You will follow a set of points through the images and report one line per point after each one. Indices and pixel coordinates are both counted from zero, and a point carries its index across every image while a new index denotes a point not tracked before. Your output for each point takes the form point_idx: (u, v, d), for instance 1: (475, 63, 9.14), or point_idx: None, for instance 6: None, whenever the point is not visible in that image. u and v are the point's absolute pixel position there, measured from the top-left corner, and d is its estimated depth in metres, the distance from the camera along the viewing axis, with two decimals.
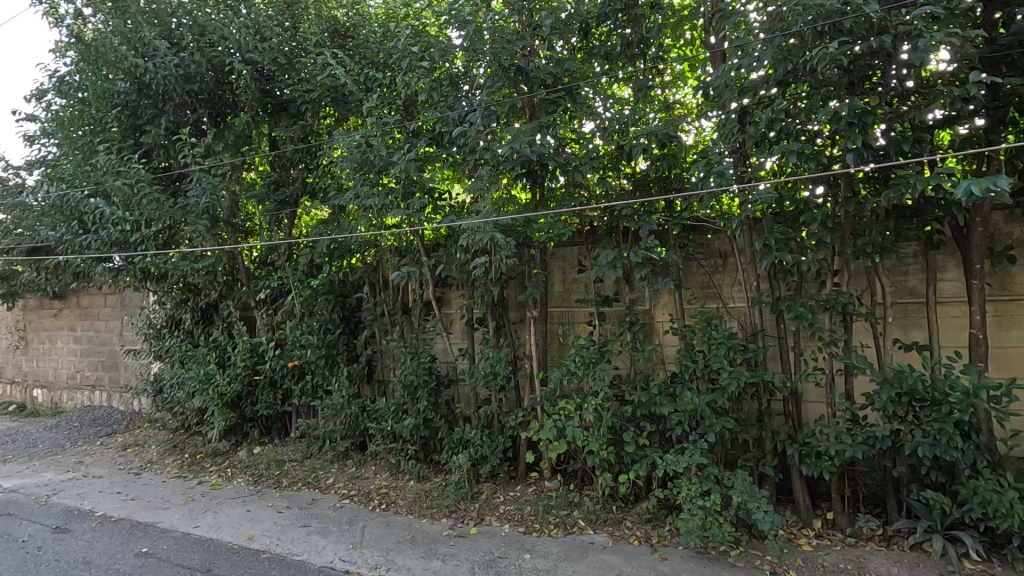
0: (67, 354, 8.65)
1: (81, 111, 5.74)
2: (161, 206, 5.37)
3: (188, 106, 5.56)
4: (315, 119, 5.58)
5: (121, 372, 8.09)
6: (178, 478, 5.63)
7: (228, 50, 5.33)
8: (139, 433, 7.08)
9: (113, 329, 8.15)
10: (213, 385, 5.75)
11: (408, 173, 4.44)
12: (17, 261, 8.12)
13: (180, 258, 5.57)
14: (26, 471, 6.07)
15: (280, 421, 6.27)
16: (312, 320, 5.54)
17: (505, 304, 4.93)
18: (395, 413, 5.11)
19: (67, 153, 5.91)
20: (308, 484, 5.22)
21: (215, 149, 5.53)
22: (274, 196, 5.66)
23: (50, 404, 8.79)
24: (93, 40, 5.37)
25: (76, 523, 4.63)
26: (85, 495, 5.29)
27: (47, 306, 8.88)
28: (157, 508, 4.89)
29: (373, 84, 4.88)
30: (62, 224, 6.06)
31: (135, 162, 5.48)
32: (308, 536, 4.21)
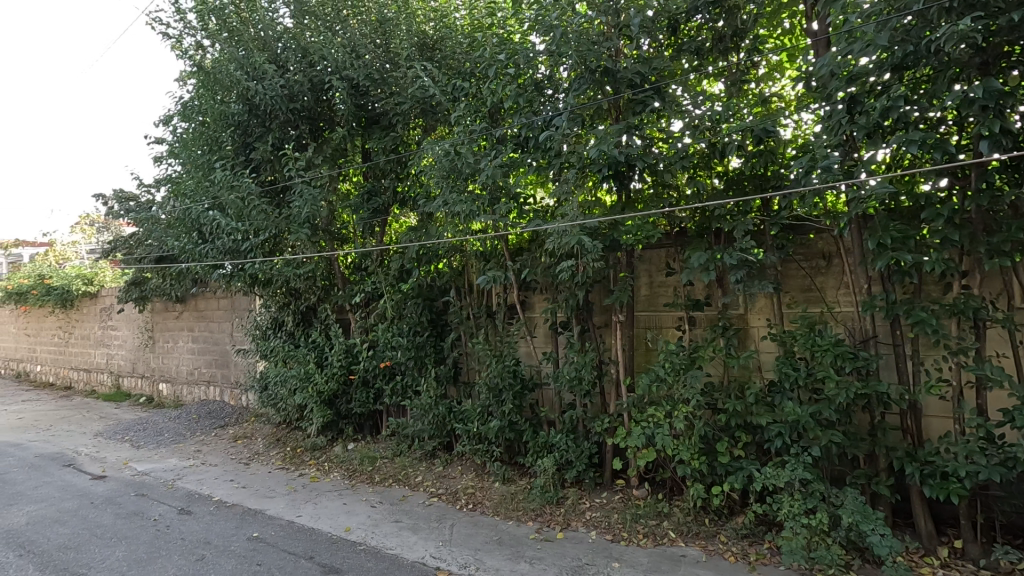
0: (186, 353, 9.58)
1: (202, 132, 6.36)
2: (268, 216, 5.80)
3: (291, 123, 5.98)
4: (405, 130, 5.82)
5: (232, 370, 8.84)
6: (282, 470, 6.05)
7: (327, 69, 5.68)
8: (248, 426, 7.69)
9: (226, 330, 8.93)
10: (312, 384, 6.13)
11: (495, 179, 4.53)
12: (146, 268, 9.10)
13: (284, 264, 6.00)
14: (154, 457, 6.77)
15: (372, 419, 6.57)
16: (401, 323, 5.77)
17: (590, 308, 4.88)
18: (481, 415, 5.20)
19: (190, 170, 6.56)
20: (398, 481, 5.43)
21: (315, 163, 5.91)
22: (367, 204, 5.96)
23: (172, 397, 9.76)
24: (211, 67, 5.93)
25: (197, 506, 5.10)
26: (204, 481, 5.81)
27: (170, 308, 9.88)
28: (265, 497, 5.28)
29: (460, 94, 5.00)
30: (185, 235, 6.72)
31: (246, 177, 5.97)
32: (400, 531, 4.37)
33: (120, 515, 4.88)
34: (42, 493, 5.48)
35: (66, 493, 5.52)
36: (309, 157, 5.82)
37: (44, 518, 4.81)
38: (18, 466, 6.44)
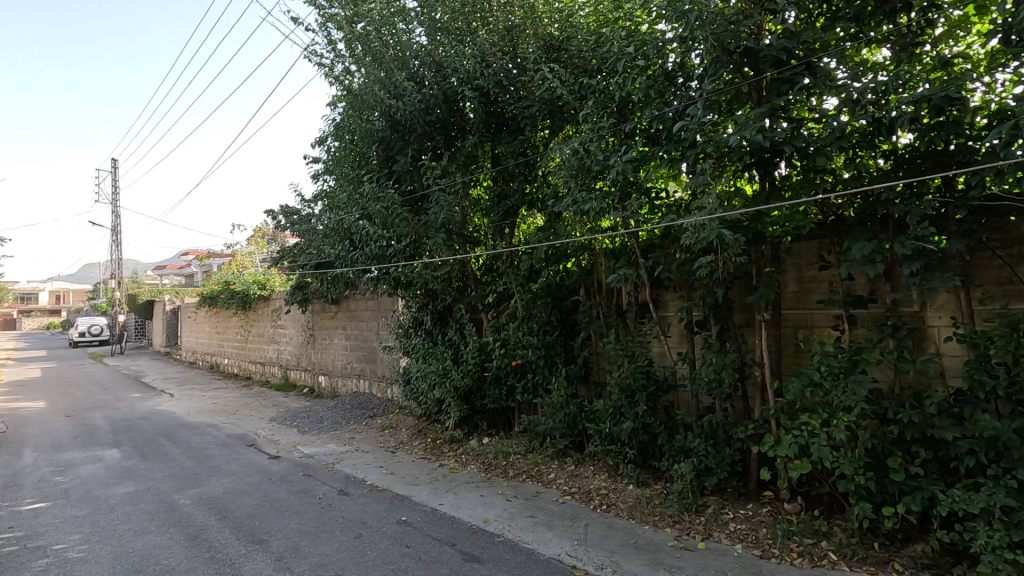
0: (340, 349, 10.65)
1: (351, 150, 7.05)
2: (409, 223, 6.22)
3: (427, 135, 6.37)
4: (534, 133, 5.93)
5: (379, 365, 9.66)
6: (424, 460, 6.48)
7: (459, 80, 5.97)
8: (393, 418, 8.36)
9: (373, 329, 9.78)
10: (449, 380, 6.47)
11: (625, 175, 4.42)
12: (308, 274, 10.29)
13: (423, 267, 6.42)
14: (317, 442, 7.62)
15: (504, 415, 6.79)
16: (532, 322, 5.87)
17: (729, 306, 4.58)
18: (613, 416, 5.10)
19: (342, 185, 7.34)
20: (531, 477, 5.54)
21: (449, 171, 6.24)
22: (498, 207, 6.19)
23: (330, 389, 10.92)
24: (359, 90, 6.52)
25: (354, 488, 5.63)
26: (358, 466, 6.41)
27: (327, 309, 11.06)
28: (410, 484, 5.70)
29: (587, 91, 4.96)
30: (339, 243, 7.54)
31: (390, 188, 6.47)
32: (535, 527, 4.45)
33: (293, 491, 5.56)
34: (233, 468, 6.43)
35: (250, 469, 6.41)
36: (444, 165, 6.14)
37: (234, 490, 5.64)
38: (215, 444, 7.62)
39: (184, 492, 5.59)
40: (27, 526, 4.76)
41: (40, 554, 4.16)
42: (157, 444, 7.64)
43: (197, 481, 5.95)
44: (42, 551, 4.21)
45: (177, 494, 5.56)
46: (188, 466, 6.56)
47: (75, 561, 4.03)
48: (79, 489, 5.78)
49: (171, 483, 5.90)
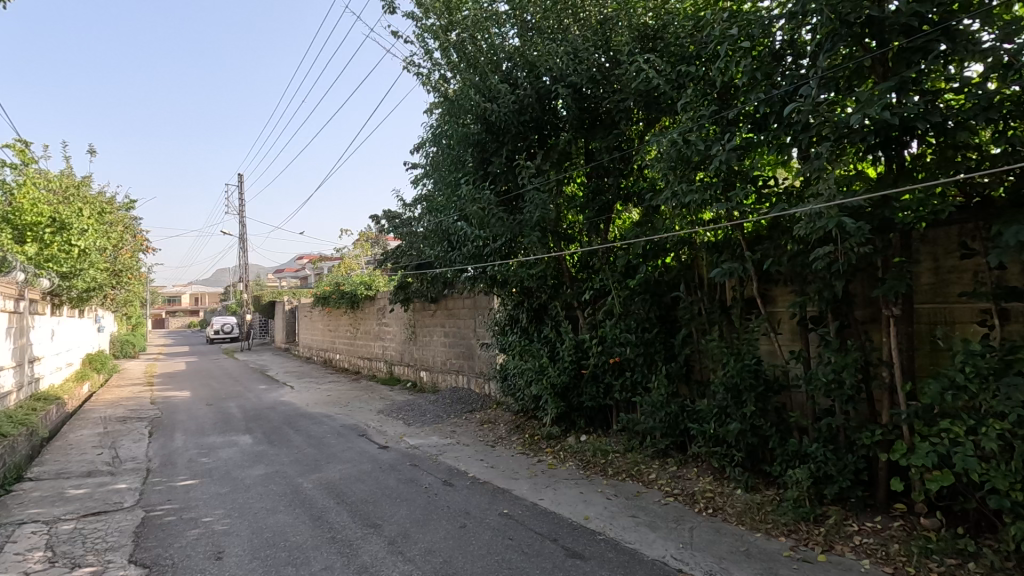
0: (440, 346, 11.10)
1: (449, 155, 7.34)
2: (505, 222, 6.31)
3: (521, 135, 6.45)
4: (628, 126, 5.84)
5: (477, 361, 9.96)
6: (523, 455, 6.59)
7: (552, 79, 5.98)
8: (492, 413, 8.59)
9: (471, 326, 10.10)
10: (546, 377, 6.50)
11: (729, 164, 4.21)
12: (410, 275, 10.85)
13: (519, 265, 6.53)
14: (421, 434, 8.00)
15: (602, 413, 6.75)
16: (629, 319, 5.75)
17: (850, 301, 4.21)
18: (718, 416, 4.87)
19: (442, 189, 7.68)
20: (632, 476, 5.45)
21: (544, 169, 6.27)
22: (593, 203, 6.14)
23: (431, 383, 11.42)
24: (455, 96, 6.76)
25: (457, 479, 5.86)
26: (460, 458, 6.66)
27: (427, 308, 11.57)
28: (510, 478, 5.82)
29: (685, 80, 4.77)
30: (439, 244, 8.01)
31: (486, 189, 6.63)
32: (638, 527, 4.38)
33: (402, 480, 5.89)
34: (347, 456, 6.93)
35: (363, 457, 6.88)
36: (538, 164, 6.18)
37: (350, 476, 6.08)
38: (331, 433, 8.26)
39: (306, 476, 6.12)
40: (182, 500, 5.46)
41: (192, 525, 4.76)
42: (282, 432, 8.42)
43: (318, 467, 6.48)
44: (194, 523, 4.81)
45: (301, 478, 6.10)
46: (309, 452, 7.17)
47: (221, 532, 4.56)
48: (221, 469, 6.53)
49: (295, 468, 6.49)
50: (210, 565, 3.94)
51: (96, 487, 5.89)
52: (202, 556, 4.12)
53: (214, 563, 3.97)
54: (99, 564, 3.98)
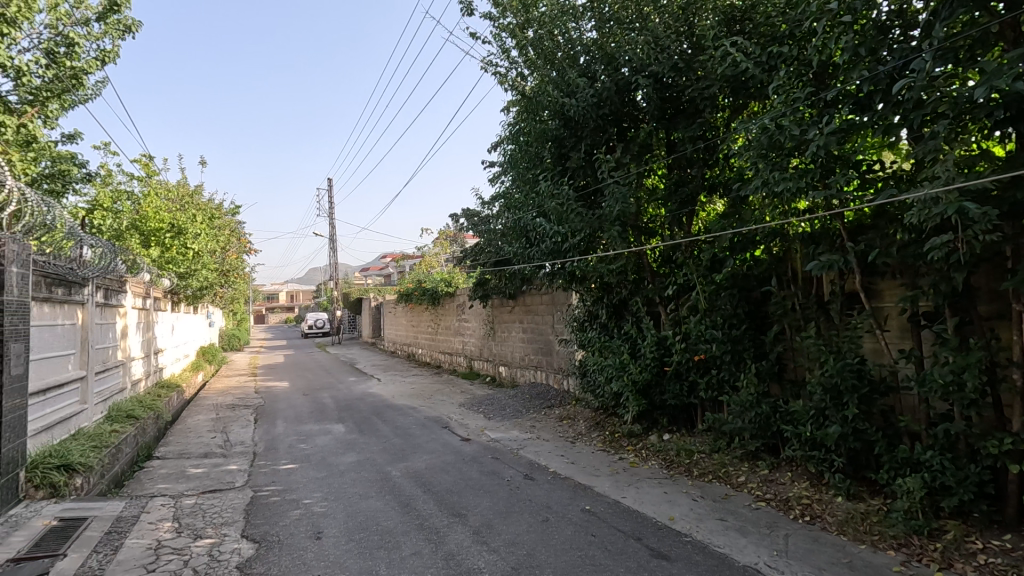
0: (519, 342, 11.22)
1: (527, 152, 7.39)
2: (584, 217, 6.24)
3: (600, 129, 6.34)
4: (713, 114, 5.60)
5: (555, 358, 9.98)
6: (604, 452, 6.53)
7: (631, 70, 5.83)
8: (571, 409, 8.58)
9: (549, 322, 10.13)
10: (627, 373, 6.37)
11: (827, 149, 3.93)
12: (489, 272, 11.07)
13: (598, 261, 6.44)
14: (502, 428, 8.13)
15: (686, 412, 6.55)
16: (715, 315, 5.48)
17: (971, 295, 3.81)
18: (815, 419, 4.55)
19: (520, 186, 7.75)
20: (719, 478, 5.25)
21: (624, 162, 6.13)
22: (675, 196, 5.94)
23: (510, 378, 11.58)
24: (533, 93, 6.79)
25: (538, 474, 5.92)
26: (540, 453, 6.71)
27: (505, 304, 11.74)
28: (591, 474, 5.79)
29: (776, 62, 4.48)
30: (518, 241, 8.11)
31: (565, 184, 6.60)
32: (727, 531, 4.21)
33: (484, 472, 6.03)
34: (432, 447, 7.19)
35: (447, 449, 7.10)
36: (618, 157, 6.06)
37: (435, 466, 6.30)
38: (416, 424, 8.60)
39: (394, 465, 6.41)
40: (285, 482, 5.91)
41: (295, 506, 5.14)
42: (371, 422, 8.87)
43: (405, 456, 6.78)
44: (296, 504, 5.19)
45: (389, 466, 6.40)
46: (396, 442, 7.51)
47: (320, 514, 4.89)
48: (318, 455, 6.99)
49: (384, 456, 6.82)
50: (311, 544, 4.23)
51: (212, 467, 6.51)
52: (304, 535, 4.43)
53: (315, 543, 4.27)
54: (217, 537, 4.39)
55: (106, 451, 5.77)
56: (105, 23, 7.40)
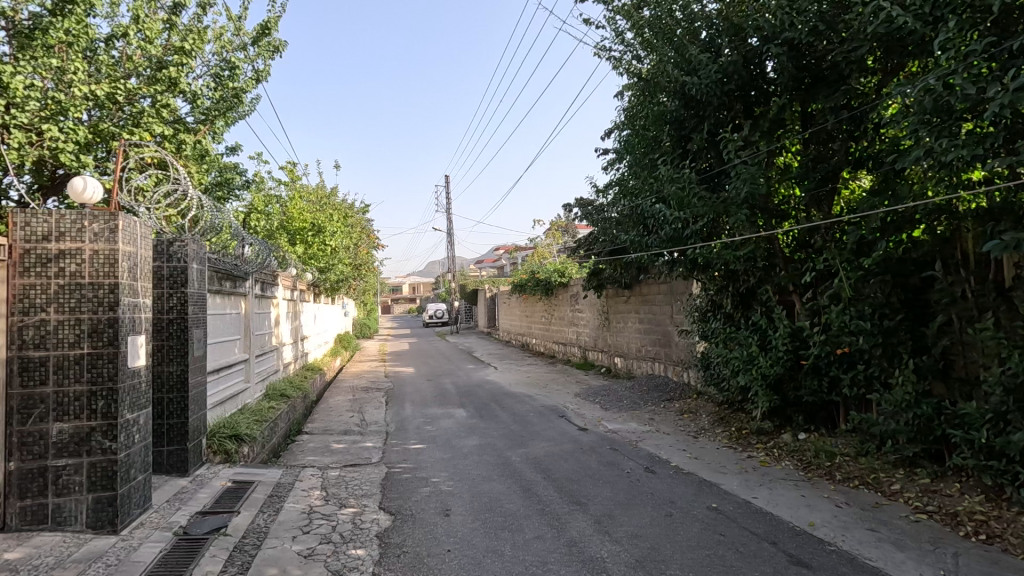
0: (635, 332, 10.99)
1: (644, 136, 7.16)
2: (707, 201, 5.92)
3: (725, 106, 5.96)
4: (860, 79, 5.03)
5: (674, 349, 9.65)
6: (730, 449, 6.19)
7: (761, 39, 5.41)
8: (692, 402, 8.24)
9: (667, 312, 9.81)
10: (756, 366, 5.95)
11: (1013, 107, 3.35)
12: (603, 261, 10.95)
13: (722, 247, 6.05)
14: (619, 419, 8.02)
15: (826, 411, 6.00)
16: (862, 304, 4.93)
17: None
18: (993, 424, 3.92)
19: (637, 172, 7.54)
20: (867, 485, 4.75)
21: (752, 140, 5.70)
22: (813, 173, 5.42)
23: (626, 369, 11.38)
24: (650, 74, 6.56)
25: (659, 467, 5.76)
26: (661, 446, 6.52)
27: (621, 294, 11.58)
28: (717, 471, 5.51)
29: (944, 11, 3.89)
30: (634, 229, 7.92)
31: (686, 167, 6.31)
32: (879, 543, 3.80)
33: (603, 463, 5.99)
34: (550, 435, 7.28)
35: (564, 437, 7.16)
36: (746, 135, 5.65)
37: (553, 454, 6.38)
38: (533, 412, 8.76)
39: (514, 450, 6.59)
40: (415, 461, 6.33)
41: (425, 483, 5.48)
42: (490, 408, 9.19)
43: (524, 442, 6.94)
44: (426, 481, 5.54)
45: (510, 451, 6.59)
46: (515, 428, 7.71)
47: (447, 493, 5.17)
48: (443, 437, 7.39)
49: (504, 441, 7.04)
50: (441, 520, 4.49)
51: (352, 443, 7.15)
52: (434, 511, 4.72)
53: (444, 519, 4.52)
54: (358, 507, 4.82)
55: (266, 425, 6.58)
56: (259, 46, 8.34)
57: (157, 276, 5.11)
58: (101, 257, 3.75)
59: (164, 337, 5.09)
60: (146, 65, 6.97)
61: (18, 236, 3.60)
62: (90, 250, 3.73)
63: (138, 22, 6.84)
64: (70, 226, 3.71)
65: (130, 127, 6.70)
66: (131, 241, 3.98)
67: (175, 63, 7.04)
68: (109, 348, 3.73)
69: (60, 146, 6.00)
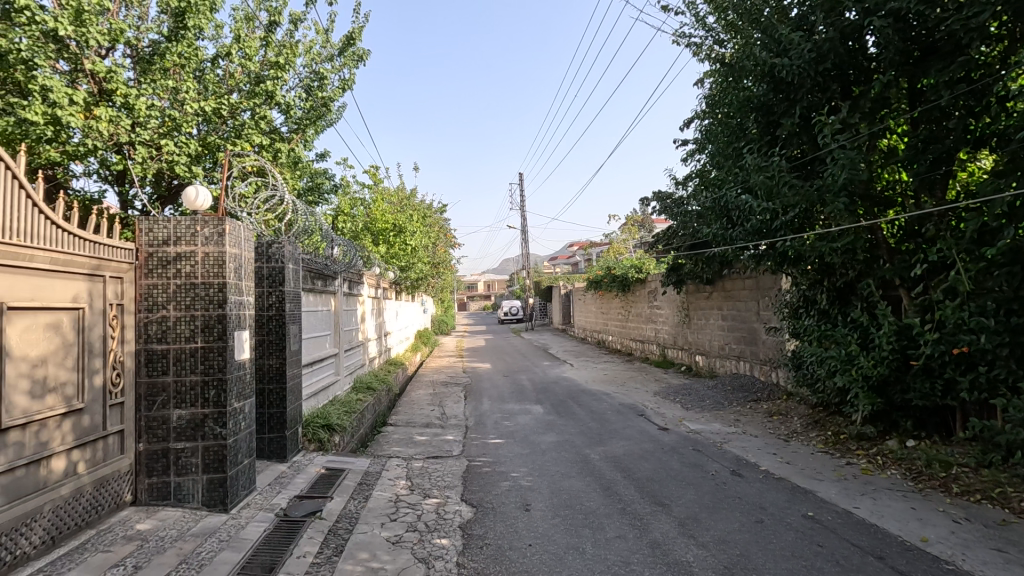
0: (717, 329, 10.55)
1: (728, 125, 6.84)
2: (799, 190, 5.56)
3: (819, 87, 5.55)
4: (981, 49, 4.53)
5: (760, 347, 9.17)
6: (826, 455, 5.79)
7: (862, 12, 5.01)
8: (782, 403, 7.79)
9: (753, 308, 9.35)
10: (856, 367, 5.47)
11: None
12: (683, 256, 10.58)
13: (817, 239, 5.61)
14: (702, 419, 7.73)
15: (940, 416, 5.47)
16: (984, 299, 4.44)
17: None
18: None
19: (720, 163, 7.22)
20: (991, 500, 4.29)
21: (851, 122, 5.24)
22: (923, 156, 4.93)
23: (708, 368, 10.96)
24: (736, 58, 6.25)
25: (747, 471, 5.49)
26: (748, 449, 6.21)
27: (702, 290, 11.16)
28: (813, 477, 5.18)
29: None
30: (717, 222, 7.60)
31: (775, 155, 5.96)
32: (1008, 565, 3.41)
33: (686, 464, 5.79)
34: (629, 434, 7.15)
35: (644, 437, 7.00)
36: (844, 117, 5.24)
37: (633, 453, 6.26)
38: (611, 410, 8.64)
39: (593, 448, 6.54)
40: (494, 455, 6.43)
41: (504, 478, 5.56)
42: (567, 405, 9.17)
43: (602, 440, 6.86)
44: (505, 476, 5.62)
45: (588, 449, 6.54)
46: (593, 426, 7.64)
47: (526, 488, 5.22)
48: (521, 433, 7.46)
49: (582, 439, 6.99)
50: (521, 514, 4.54)
51: (434, 436, 7.39)
52: (514, 505, 4.77)
53: (525, 513, 4.57)
54: (442, 498, 4.97)
55: (355, 415, 6.95)
56: (345, 56, 8.78)
57: (258, 276, 5.52)
58: (211, 259, 4.10)
59: (265, 332, 5.50)
60: (246, 80, 7.52)
61: (144, 241, 4.02)
62: (201, 252, 4.09)
63: (239, 41, 7.42)
64: (185, 231, 4.08)
65: (233, 139, 7.28)
66: (236, 244, 4.32)
67: (271, 78, 7.58)
68: (219, 342, 4.08)
69: (175, 159, 6.61)
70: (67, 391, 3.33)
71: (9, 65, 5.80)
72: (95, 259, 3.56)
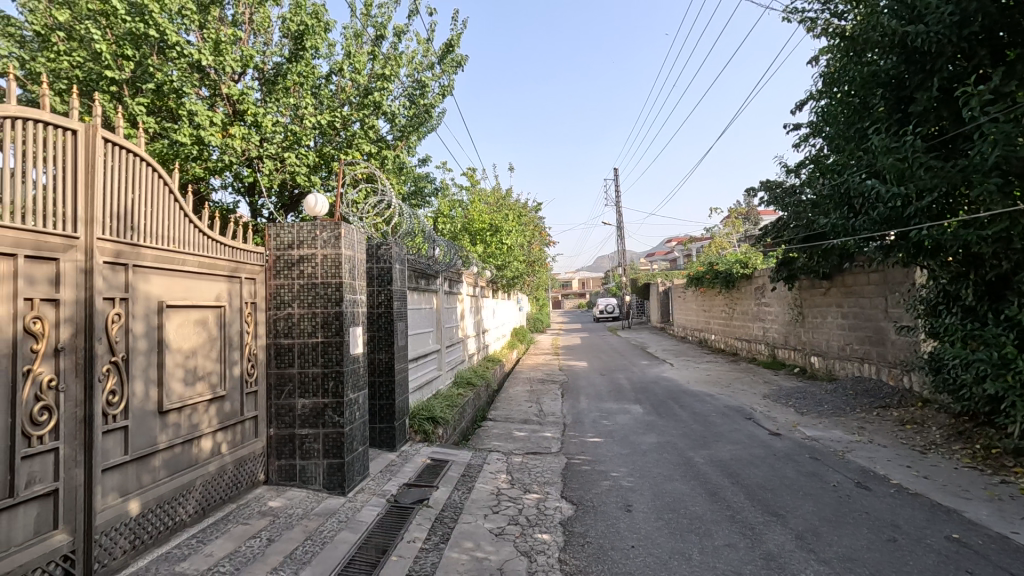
0: (836, 329, 9.69)
1: (850, 104, 6.24)
2: (937, 172, 4.95)
3: (964, 54, 4.89)
4: None
5: (889, 348, 8.29)
6: (974, 471, 5.11)
7: None
8: (916, 411, 6.99)
9: (879, 305, 8.48)
10: (1013, 371, 4.76)
11: None
12: (795, 249, 9.81)
13: (960, 226, 4.99)
14: (819, 425, 7.14)
15: None
16: None
17: None
18: None
19: (841, 146, 6.61)
20: None
21: (1005, 92, 4.58)
22: None
23: (825, 370, 10.09)
24: (859, 29, 5.68)
25: (876, 484, 4.98)
26: (876, 459, 5.64)
27: (818, 286, 10.30)
28: (958, 495, 4.59)
29: None
30: (838, 211, 6.97)
31: (907, 134, 5.35)
32: None
33: (803, 472, 5.38)
34: (736, 437, 6.77)
35: (753, 441, 6.59)
36: (996, 86, 4.58)
37: (742, 458, 5.92)
38: (716, 412, 8.23)
39: (697, 451, 6.27)
40: (593, 453, 6.38)
41: (604, 477, 5.49)
42: (667, 405, 8.87)
43: (707, 443, 6.55)
44: (605, 475, 5.55)
45: (692, 451, 6.28)
46: (696, 428, 7.32)
47: (627, 488, 5.12)
48: (621, 432, 7.33)
49: (685, 441, 6.72)
50: (623, 515, 4.45)
51: (532, 432, 7.47)
52: (615, 505, 4.70)
53: (626, 514, 4.48)
54: (542, 493, 5.02)
55: (456, 409, 7.20)
56: (444, 63, 9.10)
57: (369, 276, 5.89)
58: (329, 261, 4.43)
59: (375, 329, 5.85)
60: (355, 93, 8.03)
61: (272, 246, 4.44)
62: (321, 254, 4.43)
63: (349, 57, 7.95)
64: (306, 235, 4.44)
65: (345, 148, 7.84)
66: (350, 246, 4.63)
67: (377, 89, 8.06)
68: (336, 337, 4.40)
69: (296, 169, 7.23)
70: (212, 379, 3.76)
71: (164, 95, 6.67)
72: (232, 263, 3.99)
